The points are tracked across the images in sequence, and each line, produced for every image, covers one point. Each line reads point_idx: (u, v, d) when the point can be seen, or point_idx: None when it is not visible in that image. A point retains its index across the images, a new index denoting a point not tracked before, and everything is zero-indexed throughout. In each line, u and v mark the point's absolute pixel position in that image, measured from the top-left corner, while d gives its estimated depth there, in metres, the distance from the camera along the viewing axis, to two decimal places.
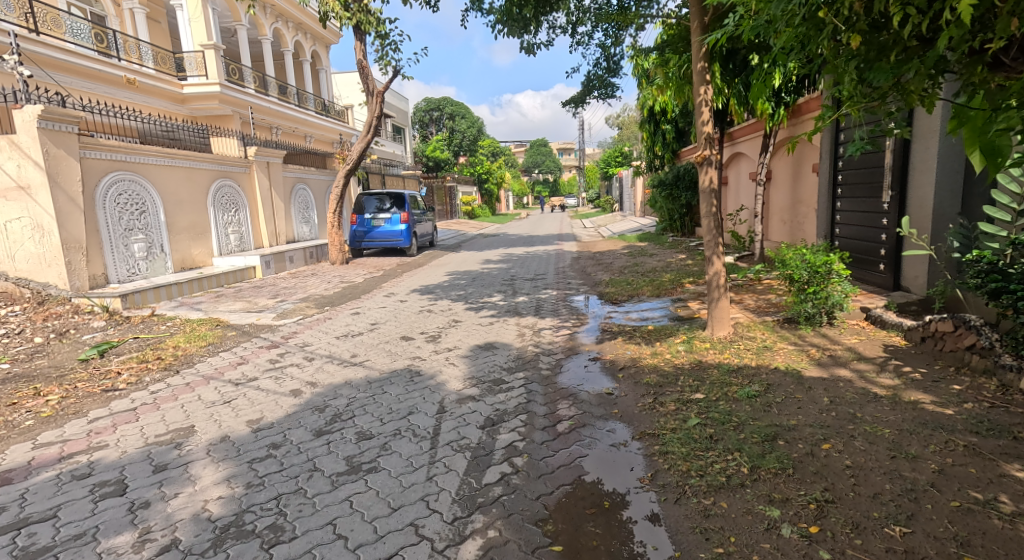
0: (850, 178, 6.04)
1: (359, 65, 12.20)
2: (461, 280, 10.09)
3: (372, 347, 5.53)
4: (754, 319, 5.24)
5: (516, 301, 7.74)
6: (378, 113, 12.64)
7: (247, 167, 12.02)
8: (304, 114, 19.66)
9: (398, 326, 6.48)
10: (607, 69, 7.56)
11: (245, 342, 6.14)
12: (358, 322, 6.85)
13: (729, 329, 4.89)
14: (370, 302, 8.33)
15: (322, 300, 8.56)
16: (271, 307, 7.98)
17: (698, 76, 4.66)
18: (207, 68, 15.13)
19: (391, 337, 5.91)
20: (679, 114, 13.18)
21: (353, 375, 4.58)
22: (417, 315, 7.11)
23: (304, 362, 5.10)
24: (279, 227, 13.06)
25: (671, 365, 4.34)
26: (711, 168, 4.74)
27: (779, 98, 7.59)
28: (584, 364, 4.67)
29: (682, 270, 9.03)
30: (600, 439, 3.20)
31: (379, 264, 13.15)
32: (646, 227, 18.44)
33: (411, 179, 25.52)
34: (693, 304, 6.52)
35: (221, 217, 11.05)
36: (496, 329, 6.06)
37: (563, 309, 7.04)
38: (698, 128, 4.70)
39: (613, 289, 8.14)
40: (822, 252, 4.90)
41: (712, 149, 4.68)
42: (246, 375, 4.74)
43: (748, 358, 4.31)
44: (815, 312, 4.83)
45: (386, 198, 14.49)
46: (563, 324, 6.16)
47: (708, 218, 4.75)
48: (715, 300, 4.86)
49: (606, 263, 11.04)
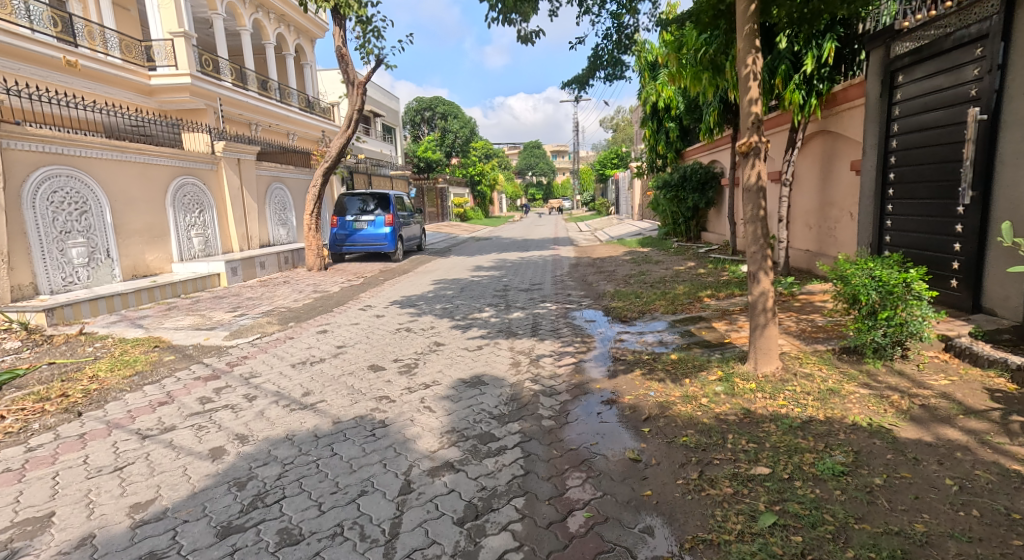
0: (913, 176, 5.22)
1: (337, 53, 11.15)
2: (449, 290, 9.05)
3: (332, 381, 4.47)
4: (803, 348, 4.25)
5: (509, 318, 6.71)
6: (359, 106, 11.59)
7: (214, 163, 10.94)
8: (285, 111, 18.69)
9: (369, 350, 5.43)
10: (617, 46, 6.55)
11: (181, 370, 5.03)
12: (322, 344, 5.79)
13: (777, 364, 3.90)
14: (342, 317, 7.26)
15: (288, 314, 7.50)
16: (226, 323, 6.89)
17: (744, 42, 3.65)
18: (177, 57, 14.07)
19: (357, 367, 4.85)
20: (685, 110, 12.19)
21: (300, 425, 3.52)
22: (394, 335, 6.06)
23: (243, 403, 4.02)
24: (251, 230, 11.99)
25: (713, 417, 3.32)
26: (758, 161, 3.71)
27: (810, 86, 6.71)
28: (596, 411, 3.64)
29: (696, 282, 8.05)
30: (633, 550, 2.22)
31: (360, 271, 12.11)
32: (645, 232, 17.45)
33: (400, 179, 24.46)
34: (718, 324, 5.53)
35: (183, 219, 9.97)
36: (487, 356, 5.03)
37: (564, 329, 6.01)
38: (743, 109, 3.69)
39: (621, 303, 7.12)
40: (896, 266, 3.91)
41: (760, 135, 3.66)
42: (162, 422, 3.66)
43: (812, 408, 3.30)
44: (887, 343, 3.86)
45: (370, 198, 13.38)
46: (566, 350, 5.15)
47: (752, 223, 3.76)
48: (761, 327, 3.88)
49: (609, 272, 10.04)
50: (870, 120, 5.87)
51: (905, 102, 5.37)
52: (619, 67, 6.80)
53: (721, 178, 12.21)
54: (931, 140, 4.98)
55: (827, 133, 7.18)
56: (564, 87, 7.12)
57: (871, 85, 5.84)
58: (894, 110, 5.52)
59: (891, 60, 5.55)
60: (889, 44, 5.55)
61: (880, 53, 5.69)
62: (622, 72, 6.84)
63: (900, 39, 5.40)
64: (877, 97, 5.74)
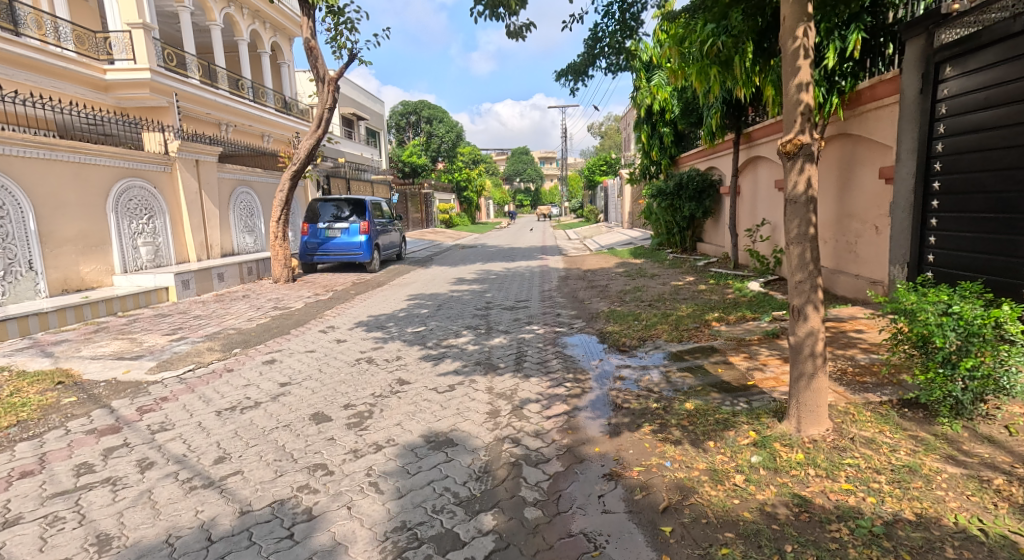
0: (966, 186, 4.47)
1: (306, 46, 10.20)
2: (424, 308, 8.10)
3: (258, 438, 3.50)
4: (853, 401, 3.39)
5: (489, 345, 5.79)
6: (330, 104, 10.63)
7: (168, 165, 9.94)
8: (259, 111, 17.70)
9: (317, 391, 4.46)
10: (618, 30, 5.70)
11: (77, 418, 4.04)
12: (263, 380, 4.81)
13: (828, 425, 3.05)
14: (296, 342, 6.27)
15: (235, 337, 6.50)
16: (158, 349, 5.89)
17: (791, 14, 2.80)
18: (136, 50, 13.04)
19: (296, 416, 3.88)
20: (682, 114, 11.44)
21: (191, 518, 2.61)
22: (351, 369, 5.08)
23: (132, 475, 3.05)
24: (211, 238, 10.96)
25: (757, 512, 2.46)
26: (812, 165, 2.85)
27: (831, 83, 6.00)
28: (597, 494, 2.76)
29: (700, 301, 7.21)
30: None
31: (330, 283, 11.13)
32: (636, 241, 16.61)
33: (381, 184, 23.43)
34: (737, 359, 4.66)
35: (127, 227, 9.02)
36: (460, 403, 4.09)
37: (553, 361, 5.09)
38: (790, 97, 2.84)
39: (618, 327, 6.23)
40: (979, 300, 3.03)
41: (812, 132, 2.84)
42: (6, 509, 2.71)
43: (892, 499, 2.44)
44: (969, 400, 2.97)
45: (345, 204, 12.45)
46: (556, 394, 4.25)
47: (797, 243, 2.93)
48: (807, 377, 3.04)
49: (601, 287, 9.16)
50: (904, 119, 5.07)
51: (954, 98, 4.59)
52: (622, 54, 5.98)
53: (720, 186, 11.45)
54: (995, 145, 4.24)
55: (846, 137, 6.32)
56: (559, 77, 6.25)
57: (906, 79, 5.02)
58: (939, 108, 4.73)
59: (934, 49, 4.74)
60: (931, 31, 4.74)
61: (919, 41, 4.87)
62: (627, 61, 6.02)
63: (947, 25, 4.60)
64: (915, 93, 4.94)
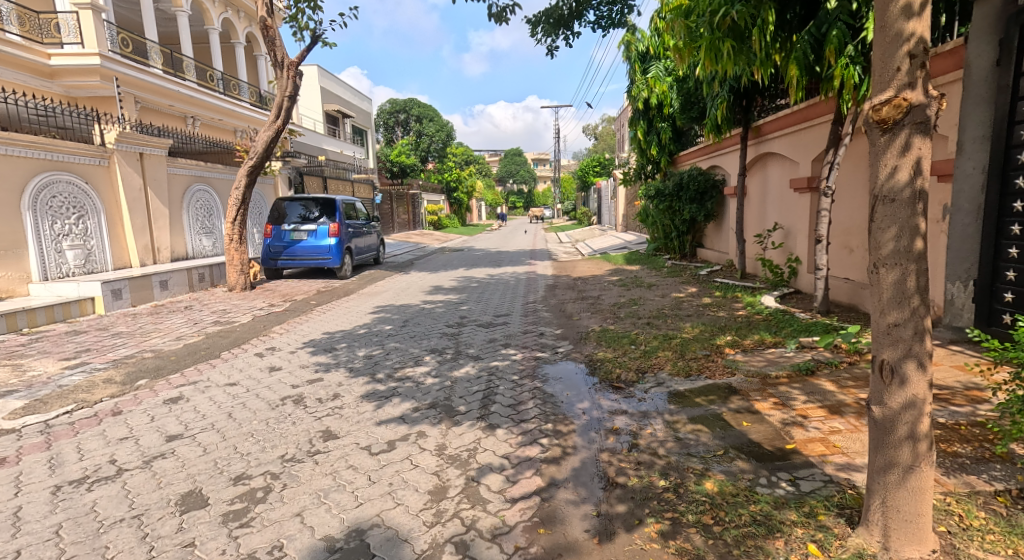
0: None
1: (262, 26, 9.05)
2: (387, 324, 6.96)
3: (83, 545, 2.39)
4: (958, 492, 2.32)
5: (451, 378, 4.66)
6: (291, 91, 9.53)
7: (104, 159, 8.76)
8: (228, 103, 16.53)
9: (209, 451, 3.33)
10: None
11: None
12: (148, 431, 3.67)
13: (933, 545, 2.00)
14: (219, 371, 5.13)
15: (146, 363, 5.33)
16: (41, 381, 4.73)
17: None
18: (85, 33, 11.83)
19: (161, 497, 2.78)
20: (682, 107, 10.37)
21: None
22: (269, 413, 3.96)
23: None
24: (158, 240, 9.78)
25: None
26: (928, 141, 1.79)
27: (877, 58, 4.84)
28: None
29: (707, 318, 6.13)
30: None
31: (292, 292, 9.97)
32: (631, 246, 15.56)
33: (363, 183, 22.24)
34: (765, 407, 3.58)
35: (49, 227, 7.87)
36: (395, 475, 2.97)
37: (529, 404, 3.99)
38: (893, 31, 1.78)
39: (611, 353, 5.12)
40: None
41: (927, 86, 1.77)
42: None
43: None
44: None
45: (314, 203, 11.33)
46: (529, 458, 3.15)
47: (892, 265, 1.87)
48: (905, 472, 1.97)
49: (594, 299, 8.06)
50: (971, 99, 4.05)
51: None
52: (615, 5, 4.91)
53: (724, 187, 10.39)
54: None
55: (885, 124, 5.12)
56: (531, 27, 5.17)
57: (975, 48, 4.01)
58: None
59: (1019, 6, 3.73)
60: None
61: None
62: (619, 15, 5.03)
63: None
64: (990, 66, 3.93)
